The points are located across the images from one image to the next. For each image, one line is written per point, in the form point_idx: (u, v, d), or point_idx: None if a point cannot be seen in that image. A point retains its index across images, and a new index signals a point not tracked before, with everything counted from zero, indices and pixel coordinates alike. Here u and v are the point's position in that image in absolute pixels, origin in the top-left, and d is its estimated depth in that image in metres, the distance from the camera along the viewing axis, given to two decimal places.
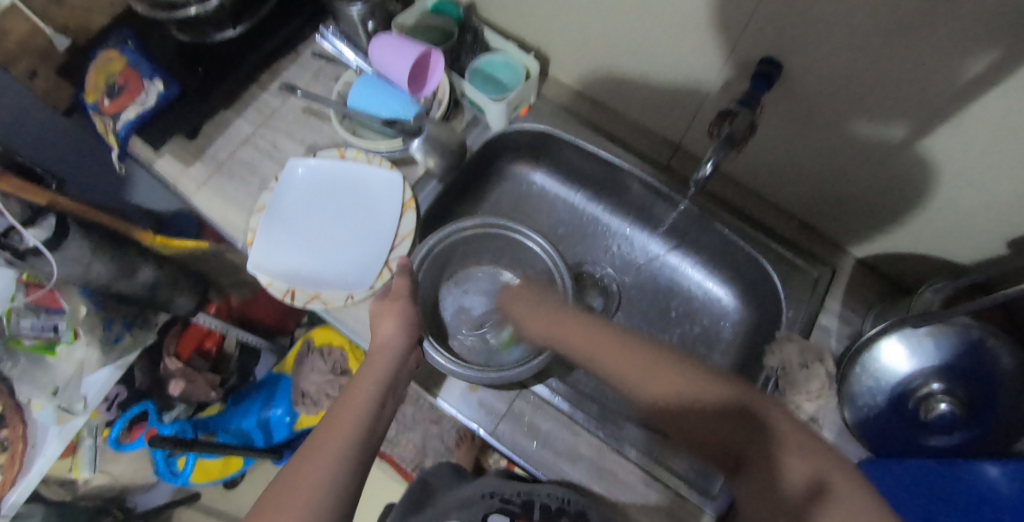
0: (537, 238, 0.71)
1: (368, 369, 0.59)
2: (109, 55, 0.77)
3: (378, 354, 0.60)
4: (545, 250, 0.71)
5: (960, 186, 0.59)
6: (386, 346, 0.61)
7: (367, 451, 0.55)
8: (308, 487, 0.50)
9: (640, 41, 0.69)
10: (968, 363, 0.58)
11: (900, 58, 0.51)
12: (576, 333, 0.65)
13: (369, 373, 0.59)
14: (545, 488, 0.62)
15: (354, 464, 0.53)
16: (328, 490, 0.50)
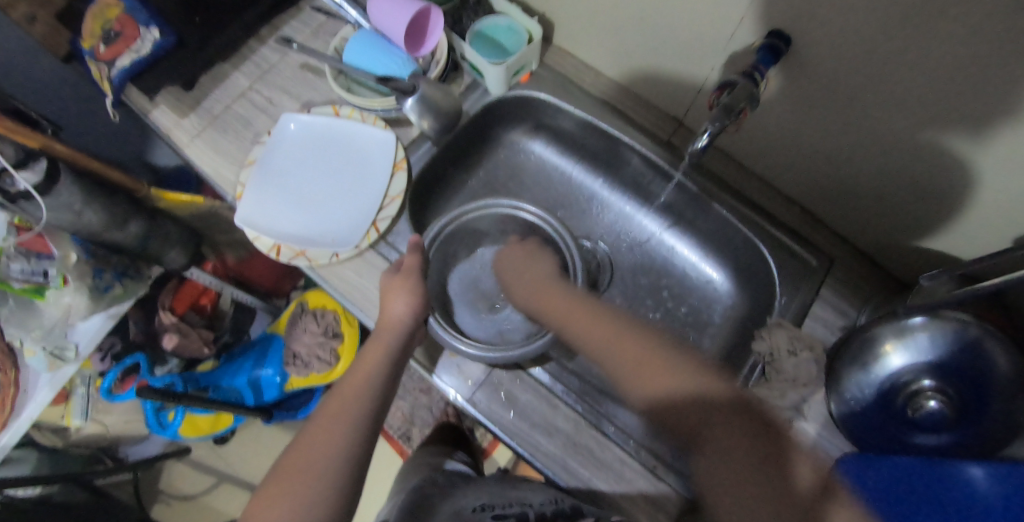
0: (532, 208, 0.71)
1: (378, 342, 0.61)
2: (107, 2, 0.78)
3: (387, 328, 0.62)
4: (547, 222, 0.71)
5: (970, 176, 0.56)
6: (395, 319, 0.62)
7: (379, 417, 0.59)
8: (325, 451, 0.55)
9: (647, 9, 0.66)
10: (961, 361, 0.55)
11: (917, 35, 0.48)
12: (571, 338, 0.60)
13: (379, 342, 0.62)
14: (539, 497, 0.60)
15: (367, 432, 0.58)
16: (348, 453, 0.55)
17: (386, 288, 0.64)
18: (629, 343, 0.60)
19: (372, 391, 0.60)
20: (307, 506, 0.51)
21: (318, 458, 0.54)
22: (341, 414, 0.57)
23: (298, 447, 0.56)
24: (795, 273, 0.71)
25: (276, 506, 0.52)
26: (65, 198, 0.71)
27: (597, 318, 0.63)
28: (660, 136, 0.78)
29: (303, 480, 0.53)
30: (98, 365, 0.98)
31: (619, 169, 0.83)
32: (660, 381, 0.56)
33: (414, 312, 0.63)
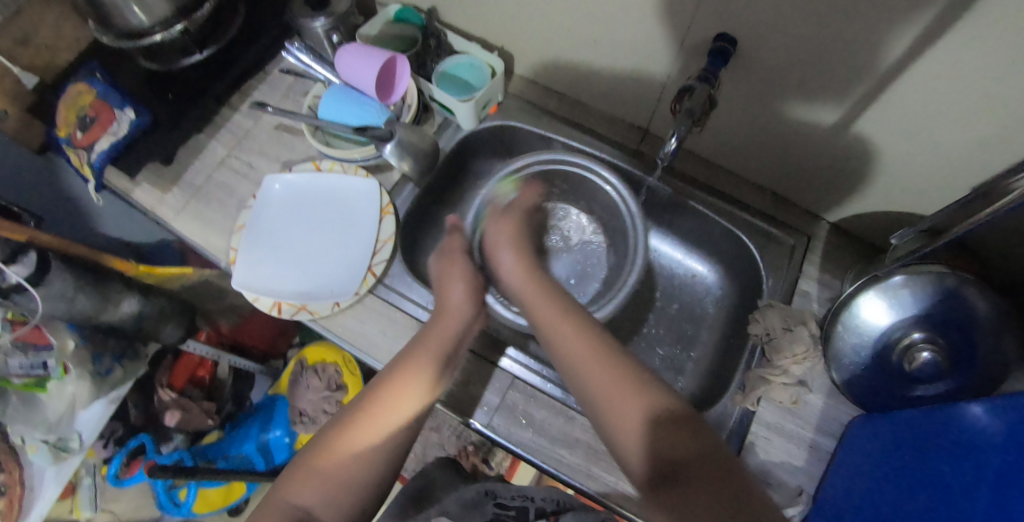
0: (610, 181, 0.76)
1: (440, 331, 0.65)
2: (78, 89, 0.79)
3: (450, 316, 0.67)
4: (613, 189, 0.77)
5: (917, 143, 0.60)
6: (456, 313, 0.67)
7: (425, 412, 0.62)
8: (375, 432, 0.59)
9: (598, 33, 0.70)
10: (946, 310, 0.59)
11: (844, 26, 0.53)
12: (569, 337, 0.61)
13: (434, 336, 0.65)
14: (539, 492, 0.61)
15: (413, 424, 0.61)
16: (392, 443, 0.59)
17: (442, 275, 0.71)
18: (599, 355, 0.59)
19: (421, 388, 0.62)
20: (347, 485, 0.56)
21: (366, 442, 0.58)
22: (388, 406, 0.60)
23: (345, 430, 0.59)
24: (777, 255, 0.75)
25: (318, 479, 0.56)
26: (57, 287, 0.72)
27: (563, 319, 0.63)
28: (629, 146, 0.82)
29: (348, 462, 0.57)
30: (103, 452, 0.96)
31: None
32: (620, 393, 0.56)
33: (472, 303, 0.69)
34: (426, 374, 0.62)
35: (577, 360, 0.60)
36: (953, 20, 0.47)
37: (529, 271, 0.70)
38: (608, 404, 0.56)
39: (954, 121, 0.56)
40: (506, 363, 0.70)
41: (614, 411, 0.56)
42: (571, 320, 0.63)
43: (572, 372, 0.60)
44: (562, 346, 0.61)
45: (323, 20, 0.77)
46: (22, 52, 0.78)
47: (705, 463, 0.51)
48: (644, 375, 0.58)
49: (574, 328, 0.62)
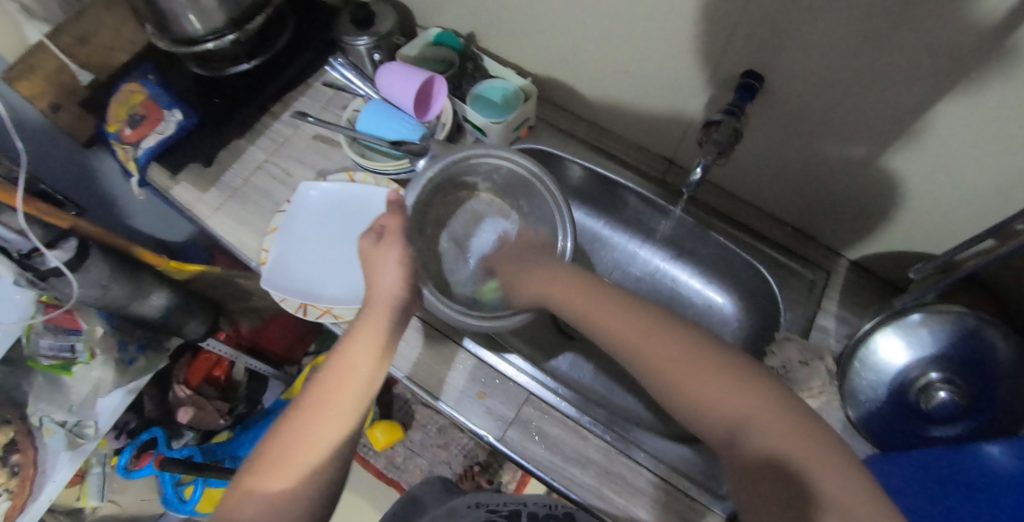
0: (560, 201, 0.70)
1: (371, 318, 0.60)
2: (132, 88, 0.84)
3: (379, 302, 0.62)
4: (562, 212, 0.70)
5: (942, 183, 0.61)
6: (385, 296, 0.62)
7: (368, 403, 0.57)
8: (316, 433, 0.53)
9: (630, 64, 0.73)
10: (965, 350, 0.59)
11: (872, 66, 0.55)
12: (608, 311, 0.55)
13: (367, 328, 0.60)
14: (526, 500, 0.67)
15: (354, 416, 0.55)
16: (336, 440, 0.53)
17: (369, 259, 0.63)
18: (671, 342, 0.51)
19: (362, 379, 0.57)
20: (294, 494, 0.50)
21: (305, 447, 0.52)
22: (330, 403, 0.55)
23: (285, 435, 0.53)
24: (797, 290, 0.76)
25: (258, 497, 0.50)
26: (94, 274, 0.74)
27: (615, 308, 0.55)
28: (654, 175, 0.84)
29: (293, 470, 0.51)
30: (115, 442, 0.98)
31: (620, 208, 0.88)
32: (710, 390, 0.47)
33: (405, 283, 0.63)
34: (366, 363, 0.57)
35: (638, 346, 0.51)
36: (975, 65, 0.49)
37: (546, 268, 0.65)
38: (683, 391, 0.48)
39: (974, 163, 0.57)
40: (521, 379, 0.70)
41: (688, 399, 0.48)
42: (638, 317, 0.53)
43: (641, 375, 0.51)
44: (624, 342, 0.53)
45: (366, 39, 0.81)
46: (78, 49, 0.83)
47: (762, 429, 0.45)
48: (726, 354, 0.49)
49: (644, 324, 0.52)
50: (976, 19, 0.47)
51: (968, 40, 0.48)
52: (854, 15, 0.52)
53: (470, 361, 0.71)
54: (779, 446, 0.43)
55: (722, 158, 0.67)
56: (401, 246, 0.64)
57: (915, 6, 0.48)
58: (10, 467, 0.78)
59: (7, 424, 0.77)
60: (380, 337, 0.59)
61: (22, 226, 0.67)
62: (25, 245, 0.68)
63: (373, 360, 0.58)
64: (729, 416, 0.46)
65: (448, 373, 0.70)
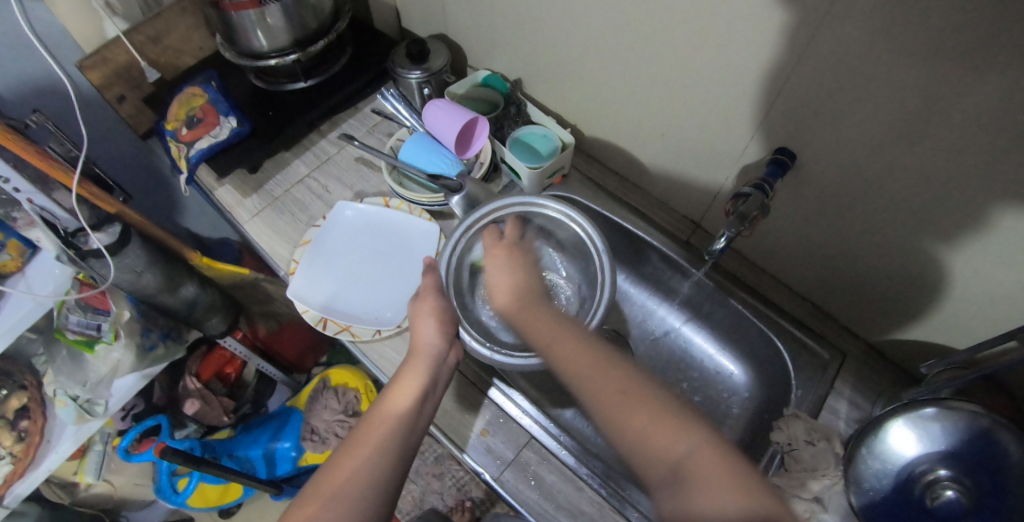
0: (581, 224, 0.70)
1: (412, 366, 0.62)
2: (193, 92, 0.89)
3: (419, 351, 0.63)
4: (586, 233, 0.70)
5: (967, 278, 0.62)
6: (424, 345, 0.64)
7: (410, 445, 0.58)
8: (354, 471, 0.54)
9: (668, 124, 0.76)
10: (975, 450, 0.58)
11: (906, 150, 0.57)
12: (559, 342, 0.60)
13: (407, 376, 0.62)
14: None
15: (396, 458, 0.56)
16: (377, 478, 0.54)
17: (413, 312, 0.66)
18: (617, 384, 0.55)
19: (400, 422, 0.58)
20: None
21: (346, 484, 0.54)
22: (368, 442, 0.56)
23: (329, 470, 0.55)
24: (809, 367, 0.76)
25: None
26: (130, 260, 0.78)
27: (570, 341, 0.60)
28: (679, 236, 0.86)
29: (332, 501, 0.52)
30: (120, 423, 1.01)
31: (642, 262, 0.90)
32: (662, 432, 0.51)
33: (443, 334, 0.65)
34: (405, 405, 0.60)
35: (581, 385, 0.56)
36: (1006, 162, 0.51)
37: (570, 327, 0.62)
38: (624, 421, 0.53)
39: (998, 263, 0.58)
40: (525, 421, 0.70)
41: (632, 431, 0.52)
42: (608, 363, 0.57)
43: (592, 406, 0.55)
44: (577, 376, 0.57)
45: (418, 73, 0.85)
46: (152, 49, 0.89)
47: (700, 467, 0.49)
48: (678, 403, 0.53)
49: (590, 359, 0.57)
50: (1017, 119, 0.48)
51: (1006, 140, 0.50)
52: (895, 101, 0.54)
53: (478, 398, 0.73)
54: (716, 492, 0.47)
55: (748, 229, 0.69)
56: (441, 303, 0.66)
57: (953, 97, 0.50)
58: (18, 432, 0.83)
59: (23, 390, 0.82)
60: (421, 383, 0.61)
61: (73, 207, 0.72)
62: (72, 225, 0.73)
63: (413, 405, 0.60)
64: (672, 453, 0.50)
65: (453, 404, 0.72)
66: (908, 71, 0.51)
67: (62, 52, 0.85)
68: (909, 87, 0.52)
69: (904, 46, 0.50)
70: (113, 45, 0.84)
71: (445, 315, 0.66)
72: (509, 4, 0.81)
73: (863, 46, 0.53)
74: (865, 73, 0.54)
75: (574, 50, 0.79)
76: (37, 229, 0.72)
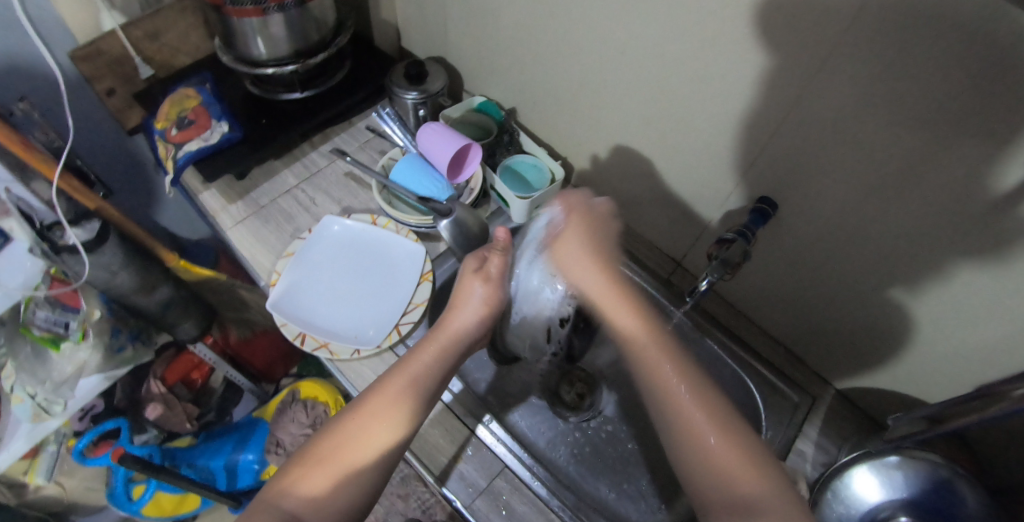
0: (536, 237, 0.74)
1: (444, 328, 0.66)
2: (186, 93, 0.88)
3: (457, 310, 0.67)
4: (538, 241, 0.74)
5: (931, 334, 0.65)
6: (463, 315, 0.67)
7: (429, 397, 0.61)
8: (379, 428, 0.57)
9: (656, 164, 0.79)
10: (933, 499, 0.60)
11: (882, 209, 0.60)
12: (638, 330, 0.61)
13: (438, 335, 0.65)
14: None
15: (417, 408, 0.59)
16: (397, 433, 0.57)
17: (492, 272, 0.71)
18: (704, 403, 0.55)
19: (413, 399, 0.59)
20: (338, 492, 0.53)
21: (367, 442, 0.56)
22: (382, 414, 0.57)
23: (357, 417, 0.57)
24: (779, 409, 0.78)
25: (314, 485, 0.53)
26: (107, 258, 0.76)
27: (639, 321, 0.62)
28: (660, 275, 0.89)
29: (354, 454, 0.55)
30: (77, 423, 0.98)
31: None
32: (745, 476, 0.51)
33: (486, 306, 0.68)
34: (427, 364, 0.62)
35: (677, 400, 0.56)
36: (969, 232, 0.54)
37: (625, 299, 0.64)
38: (710, 457, 0.53)
39: (959, 322, 0.61)
40: (499, 449, 0.71)
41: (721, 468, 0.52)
42: (677, 368, 0.57)
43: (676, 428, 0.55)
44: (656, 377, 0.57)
45: (415, 94, 0.87)
46: (148, 46, 0.88)
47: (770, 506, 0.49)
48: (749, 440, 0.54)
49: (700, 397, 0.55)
50: (986, 187, 0.51)
51: (975, 206, 0.52)
52: (872, 163, 0.57)
53: (453, 423, 0.73)
54: None
55: (728, 274, 0.71)
56: (498, 286, 0.69)
57: (926, 163, 0.53)
58: None
59: None
60: (444, 363, 0.63)
61: (50, 198, 0.70)
62: (49, 217, 0.72)
63: (431, 378, 0.61)
64: (750, 491, 0.50)
65: (426, 427, 0.72)
66: (886, 135, 0.54)
67: (54, 41, 0.84)
68: (889, 150, 0.55)
69: (882, 112, 0.53)
70: (108, 39, 0.83)
71: (493, 302, 0.68)
72: (510, 35, 0.83)
73: (846, 107, 0.55)
74: (845, 132, 0.57)
75: (571, 84, 0.81)
76: (11, 219, 0.70)
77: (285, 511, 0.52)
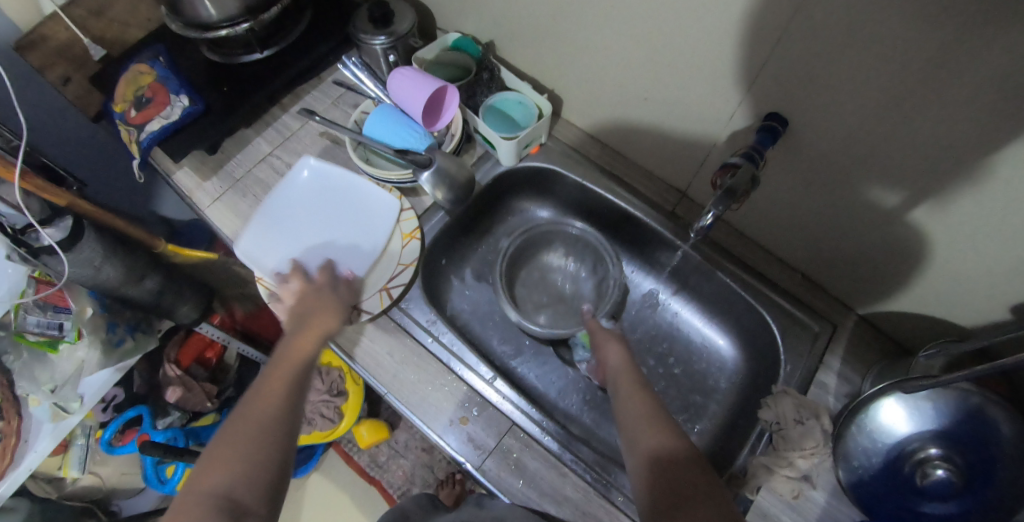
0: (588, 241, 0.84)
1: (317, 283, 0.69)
2: (140, 69, 0.81)
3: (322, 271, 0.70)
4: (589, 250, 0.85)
5: (965, 246, 0.59)
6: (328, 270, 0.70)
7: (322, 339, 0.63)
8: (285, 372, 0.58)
9: (651, 88, 0.71)
10: (967, 429, 0.58)
11: (909, 115, 0.53)
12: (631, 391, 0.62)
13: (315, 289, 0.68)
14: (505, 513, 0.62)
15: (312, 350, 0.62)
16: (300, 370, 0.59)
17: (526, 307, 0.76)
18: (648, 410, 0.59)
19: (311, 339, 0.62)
20: (261, 443, 0.52)
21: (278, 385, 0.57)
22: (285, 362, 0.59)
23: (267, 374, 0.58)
24: (799, 340, 0.74)
25: (236, 438, 0.52)
26: (86, 254, 0.74)
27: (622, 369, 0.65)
28: (665, 207, 0.82)
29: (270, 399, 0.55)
30: (101, 415, 1.01)
31: (628, 232, 0.86)
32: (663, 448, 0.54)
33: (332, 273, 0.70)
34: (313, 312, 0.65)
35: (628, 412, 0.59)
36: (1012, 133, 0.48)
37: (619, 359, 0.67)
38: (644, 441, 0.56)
39: (997, 232, 0.56)
40: (506, 407, 0.69)
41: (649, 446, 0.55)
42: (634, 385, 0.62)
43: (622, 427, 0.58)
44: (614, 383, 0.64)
45: (383, 39, 0.78)
46: (94, 22, 0.82)
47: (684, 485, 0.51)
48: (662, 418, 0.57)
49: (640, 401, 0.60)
50: None
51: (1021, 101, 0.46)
52: (897, 63, 0.50)
53: (456, 384, 0.70)
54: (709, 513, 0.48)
55: (736, 204, 0.65)
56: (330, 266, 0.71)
57: (961, 55, 0.46)
58: None
59: None
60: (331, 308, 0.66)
61: (16, 200, 0.69)
62: (19, 220, 0.70)
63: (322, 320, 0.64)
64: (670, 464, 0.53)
65: (430, 391, 0.70)
66: (918, 29, 0.47)
67: None
68: (922, 44, 0.48)
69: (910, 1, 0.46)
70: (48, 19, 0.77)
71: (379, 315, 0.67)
72: None
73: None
74: (865, 27, 0.49)
75: (551, 8, 0.72)
76: None
77: (220, 498, 0.48)
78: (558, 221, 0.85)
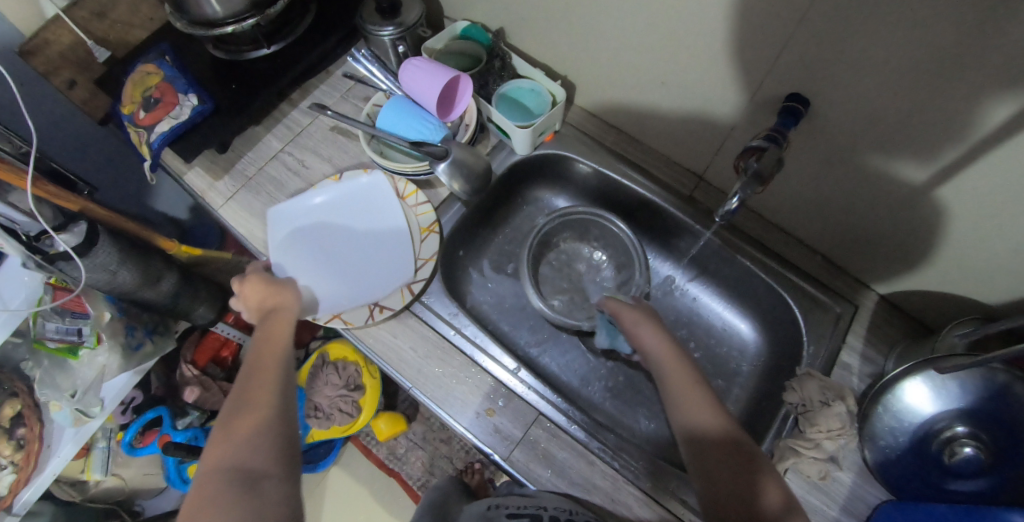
0: (621, 225, 0.81)
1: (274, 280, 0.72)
2: (148, 69, 0.79)
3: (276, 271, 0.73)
4: (626, 234, 0.82)
5: (992, 225, 0.59)
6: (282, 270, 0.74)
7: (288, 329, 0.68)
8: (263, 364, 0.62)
9: (667, 73, 0.70)
10: (994, 407, 0.58)
11: (936, 94, 0.52)
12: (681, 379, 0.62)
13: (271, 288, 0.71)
14: (546, 499, 0.62)
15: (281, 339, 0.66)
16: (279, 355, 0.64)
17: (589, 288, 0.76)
18: (700, 398, 0.60)
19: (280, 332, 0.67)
20: (263, 420, 0.56)
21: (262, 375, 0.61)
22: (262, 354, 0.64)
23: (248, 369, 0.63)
24: (821, 322, 0.74)
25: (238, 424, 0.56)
26: (102, 259, 0.73)
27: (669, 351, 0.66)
28: (682, 191, 0.82)
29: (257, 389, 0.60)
30: (121, 418, 1.00)
31: (644, 217, 0.86)
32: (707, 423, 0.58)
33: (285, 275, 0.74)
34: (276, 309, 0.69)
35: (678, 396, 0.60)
36: None
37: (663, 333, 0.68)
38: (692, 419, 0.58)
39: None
40: (531, 397, 0.69)
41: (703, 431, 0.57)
42: (682, 370, 0.63)
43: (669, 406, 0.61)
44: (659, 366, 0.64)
45: (391, 30, 0.77)
46: (97, 24, 0.80)
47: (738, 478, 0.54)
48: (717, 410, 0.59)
49: (687, 384, 0.61)
50: None
51: None
52: (923, 40, 0.49)
53: (480, 376, 0.70)
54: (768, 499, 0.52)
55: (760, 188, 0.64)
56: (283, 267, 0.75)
57: (993, 34, 0.46)
58: (18, 440, 0.80)
59: (15, 397, 0.79)
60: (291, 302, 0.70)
61: (30, 207, 0.68)
62: (33, 228, 0.68)
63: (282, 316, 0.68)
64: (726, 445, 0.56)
65: (455, 384, 0.70)
66: (947, 6, 0.46)
67: None
68: (950, 20, 0.47)
69: None
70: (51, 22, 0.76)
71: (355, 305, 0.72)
72: None
73: None
74: (889, 6, 0.49)
75: None
76: None
77: (236, 471, 0.52)
78: (596, 213, 0.83)
